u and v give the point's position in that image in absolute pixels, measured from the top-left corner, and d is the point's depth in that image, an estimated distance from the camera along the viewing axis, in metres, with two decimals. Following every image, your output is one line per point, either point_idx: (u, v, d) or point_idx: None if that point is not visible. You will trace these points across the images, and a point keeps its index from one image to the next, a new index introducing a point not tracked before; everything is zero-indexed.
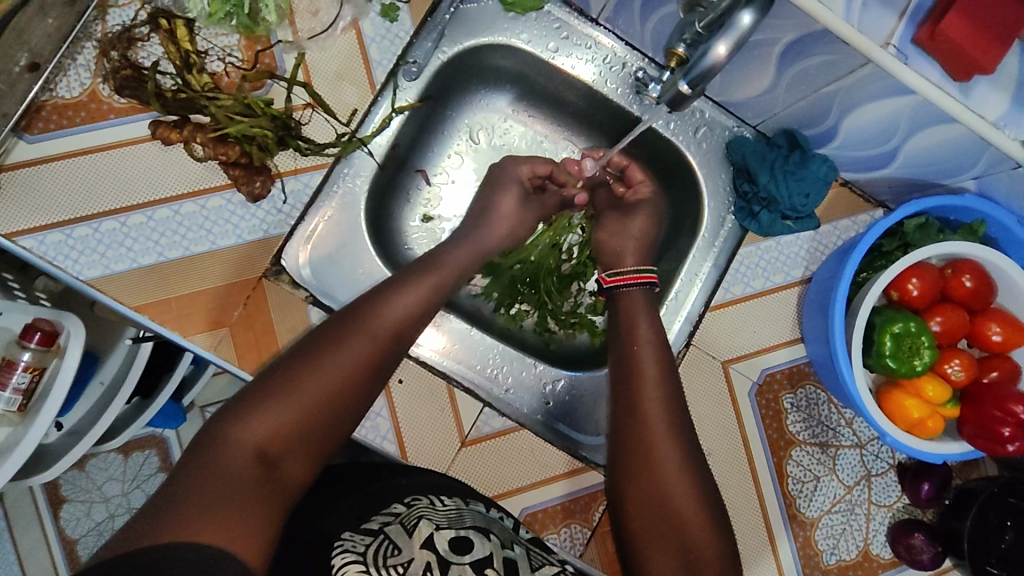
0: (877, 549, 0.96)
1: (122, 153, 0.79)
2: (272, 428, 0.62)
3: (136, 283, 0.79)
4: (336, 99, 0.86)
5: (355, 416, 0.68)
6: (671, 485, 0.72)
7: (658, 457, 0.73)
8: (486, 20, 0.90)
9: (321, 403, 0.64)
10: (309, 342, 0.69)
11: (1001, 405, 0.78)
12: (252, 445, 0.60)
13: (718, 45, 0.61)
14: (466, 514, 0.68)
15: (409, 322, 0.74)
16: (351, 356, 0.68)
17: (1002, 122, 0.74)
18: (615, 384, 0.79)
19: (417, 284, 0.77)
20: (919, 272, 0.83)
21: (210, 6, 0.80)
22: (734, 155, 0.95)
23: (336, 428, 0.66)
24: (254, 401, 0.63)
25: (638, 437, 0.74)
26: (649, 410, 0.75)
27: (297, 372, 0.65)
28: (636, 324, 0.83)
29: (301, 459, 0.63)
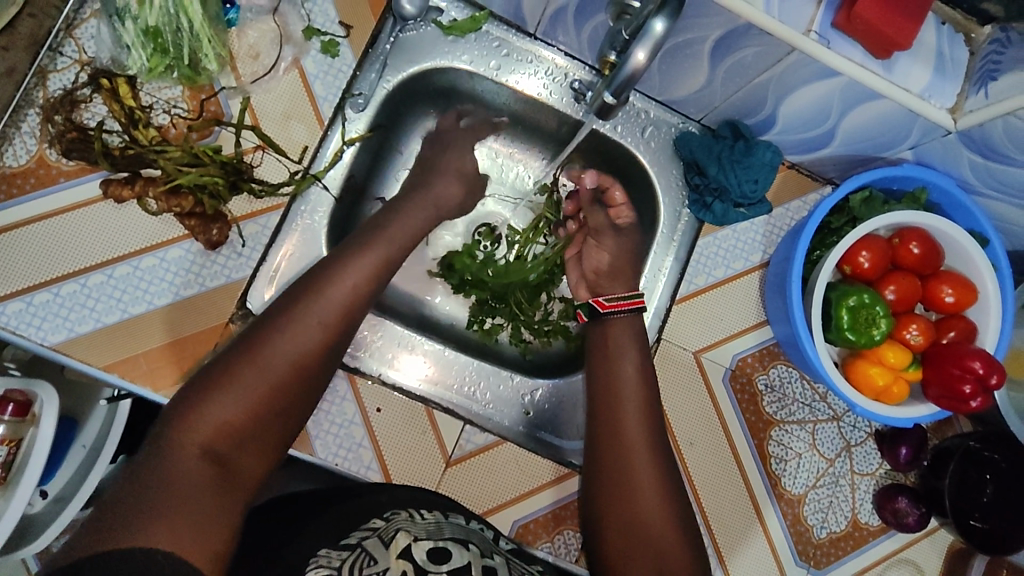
0: (866, 517, 0.99)
1: (76, 216, 0.80)
2: (219, 424, 0.62)
3: (102, 342, 0.79)
4: (285, 138, 0.87)
5: (306, 399, 0.68)
6: (655, 504, 0.74)
7: (638, 484, 0.74)
8: (427, 46, 0.92)
9: (268, 394, 0.65)
10: (249, 332, 0.68)
11: (959, 363, 0.80)
12: (199, 444, 0.61)
13: (637, 52, 0.63)
14: (446, 526, 0.70)
15: (350, 301, 0.72)
16: (292, 344, 0.67)
17: (926, 93, 0.78)
18: (595, 407, 0.81)
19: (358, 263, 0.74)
20: (868, 244, 0.85)
21: (150, 61, 0.81)
22: (682, 151, 0.97)
23: (287, 415, 0.67)
24: (199, 398, 0.63)
25: (620, 462, 0.76)
26: (632, 433, 0.77)
27: (240, 365, 0.65)
28: (619, 343, 0.85)
29: (256, 451, 0.65)
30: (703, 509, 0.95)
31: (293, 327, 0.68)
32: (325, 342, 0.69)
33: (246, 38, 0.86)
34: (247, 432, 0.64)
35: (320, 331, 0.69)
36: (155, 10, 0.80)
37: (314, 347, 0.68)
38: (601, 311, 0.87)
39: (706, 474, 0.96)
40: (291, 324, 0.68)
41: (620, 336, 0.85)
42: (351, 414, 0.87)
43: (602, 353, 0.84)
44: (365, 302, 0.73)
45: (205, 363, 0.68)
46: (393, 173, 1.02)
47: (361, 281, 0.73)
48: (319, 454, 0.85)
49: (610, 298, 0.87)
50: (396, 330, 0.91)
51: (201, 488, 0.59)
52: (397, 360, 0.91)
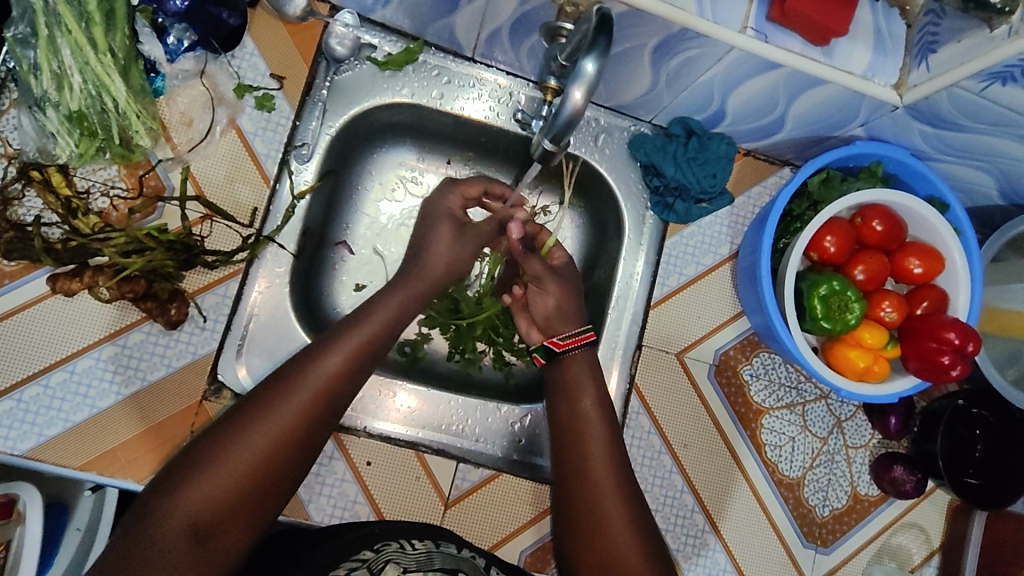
0: (865, 489, 1.00)
1: (28, 317, 0.77)
2: (211, 496, 0.61)
3: (75, 443, 0.77)
4: (232, 203, 0.85)
5: (299, 472, 0.68)
6: (625, 532, 0.72)
7: (605, 515, 0.73)
8: (365, 85, 0.89)
9: (260, 466, 0.64)
10: (248, 401, 0.68)
11: (935, 335, 0.81)
12: (189, 519, 0.60)
13: (574, 96, 0.60)
14: (436, 556, 0.72)
15: (350, 373, 0.73)
16: (289, 416, 0.67)
17: (869, 73, 0.77)
18: (559, 444, 0.81)
19: (349, 336, 0.75)
20: (831, 229, 0.86)
21: (79, 146, 0.78)
22: (637, 154, 0.96)
23: (279, 490, 0.66)
24: (189, 470, 0.62)
25: (586, 496, 0.75)
26: (596, 462, 0.77)
27: (235, 435, 0.64)
28: (578, 378, 0.84)
29: (243, 526, 0.63)
30: (706, 508, 0.95)
31: (292, 399, 0.68)
32: (325, 413, 0.70)
33: (177, 105, 0.84)
34: (230, 509, 0.62)
35: (319, 400, 0.69)
36: (76, 93, 0.76)
37: (315, 420, 0.68)
38: (557, 351, 0.86)
39: (702, 472, 0.96)
40: (292, 395, 0.68)
41: (578, 371, 0.84)
42: (342, 472, 0.86)
43: (563, 387, 0.84)
44: (357, 376, 0.74)
45: (190, 432, 0.67)
46: (351, 215, 0.99)
47: (362, 352, 0.75)
48: (315, 517, 0.85)
49: (564, 337, 0.86)
50: (373, 374, 0.90)
51: (177, 561, 0.58)
52: (381, 406, 0.89)
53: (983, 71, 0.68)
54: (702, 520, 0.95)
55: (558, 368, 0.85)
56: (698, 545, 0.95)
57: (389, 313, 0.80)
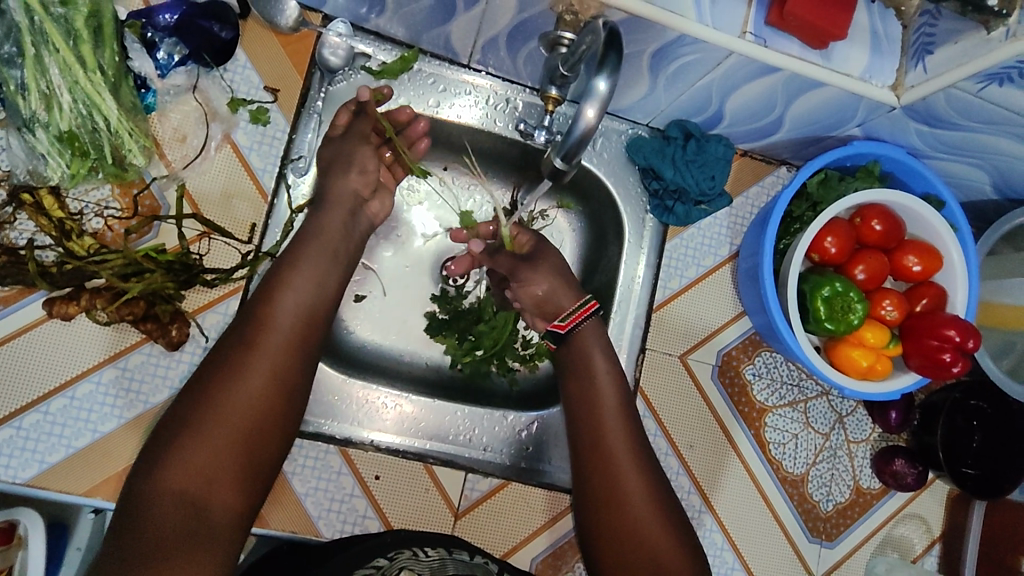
0: (867, 483, 1.01)
1: (24, 343, 0.76)
2: (192, 466, 0.63)
3: (78, 469, 0.76)
4: (230, 220, 0.83)
5: (282, 426, 0.69)
6: (647, 511, 0.75)
7: (627, 498, 0.76)
8: (361, 95, 0.88)
9: (234, 429, 0.65)
10: (214, 363, 0.69)
11: (936, 333, 0.82)
12: (173, 489, 0.61)
13: (584, 113, 0.60)
14: (450, 562, 0.72)
15: (308, 319, 0.73)
16: (257, 376, 0.68)
17: (867, 75, 0.77)
18: (572, 410, 0.83)
19: (302, 276, 0.74)
20: (832, 230, 0.86)
21: (70, 166, 0.75)
22: (636, 158, 0.96)
23: (264, 449, 0.68)
24: (171, 443, 0.64)
25: (606, 474, 0.77)
26: (617, 445, 0.78)
27: (207, 403, 0.66)
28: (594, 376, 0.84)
29: (234, 486, 0.65)
30: (713, 508, 0.96)
31: (253, 360, 0.69)
32: (290, 366, 0.71)
33: (169, 121, 0.83)
34: (219, 471, 0.64)
35: (281, 354, 0.70)
36: (65, 114, 0.73)
37: (281, 373, 0.69)
38: (562, 332, 0.86)
39: (709, 473, 0.97)
40: (252, 354, 0.69)
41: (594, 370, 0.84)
42: (350, 488, 0.86)
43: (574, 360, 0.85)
44: (317, 321, 0.74)
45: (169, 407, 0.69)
46: None
47: (318, 298, 0.75)
48: (326, 534, 0.84)
49: (564, 316, 0.87)
50: (379, 387, 0.89)
51: (176, 526, 0.60)
52: (388, 420, 0.88)
53: (981, 72, 0.69)
54: (709, 520, 0.96)
55: (569, 349, 0.86)
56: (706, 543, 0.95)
57: (342, 245, 0.80)
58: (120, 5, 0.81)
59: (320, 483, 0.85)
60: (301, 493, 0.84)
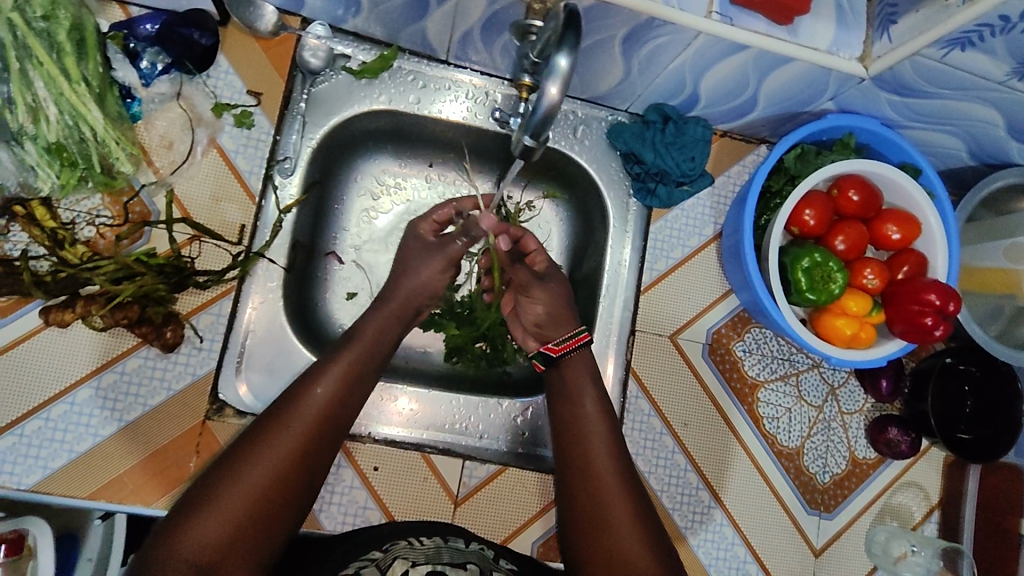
0: (862, 452, 1.02)
1: (23, 352, 0.78)
2: (208, 539, 0.60)
3: (80, 473, 0.78)
4: (219, 222, 0.85)
5: (303, 498, 0.67)
6: (633, 539, 0.72)
7: (614, 525, 0.73)
8: (342, 95, 0.90)
9: (252, 505, 0.63)
10: (243, 436, 0.68)
11: (917, 298, 0.83)
12: (192, 555, 0.59)
13: (548, 93, 0.61)
14: (444, 550, 0.73)
15: (340, 407, 0.72)
16: (287, 445, 0.67)
17: (834, 48, 0.78)
18: (563, 446, 0.81)
19: (334, 362, 0.75)
20: (809, 202, 0.88)
21: (60, 177, 0.77)
22: (616, 143, 0.98)
23: (277, 526, 0.65)
24: (194, 505, 0.62)
25: (593, 507, 0.74)
26: (601, 477, 0.76)
27: (235, 471, 0.64)
28: (577, 376, 0.85)
29: (251, 553, 0.62)
30: (710, 484, 0.97)
31: (283, 432, 0.67)
32: (320, 437, 0.69)
33: (155, 129, 0.85)
34: (237, 537, 0.61)
35: (309, 436, 0.68)
36: (53, 125, 0.75)
37: (310, 445, 0.68)
38: (555, 356, 0.86)
39: (704, 450, 0.98)
40: (280, 435, 0.67)
41: (579, 371, 0.85)
42: (350, 480, 0.87)
43: (567, 394, 0.84)
44: (349, 404, 0.73)
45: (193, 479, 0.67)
46: (339, 226, 0.98)
47: (349, 379, 0.74)
48: (327, 526, 0.86)
49: (559, 341, 0.87)
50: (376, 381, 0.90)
51: None
52: (385, 412, 0.90)
53: (943, 38, 0.70)
54: (707, 496, 0.97)
55: (561, 374, 0.85)
56: (717, 539, 0.97)
57: (375, 339, 0.80)
58: (101, 18, 0.83)
59: None
60: None
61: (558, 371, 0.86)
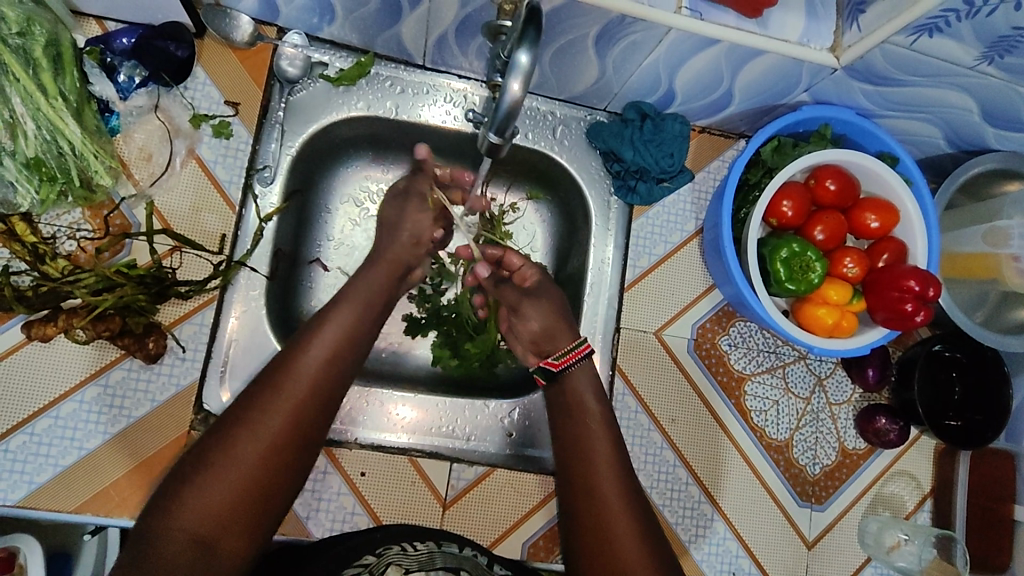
0: (852, 443, 1.02)
1: (5, 367, 0.78)
2: (210, 509, 0.61)
3: (66, 487, 0.78)
4: (200, 232, 0.86)
5: (300, 467, 0.68)
6: (620, 501, 0.75)
7: (608, 509, 0.74)
8: (321, 102, 0.90)
9: (250, 473, 0.64)
10: (235, 404, 0.68)
11: (897, 285, 0.84)
12: (188, 527, 0.60)
13: (510, 90, 0.61)
14: (438, 555, 0.73)
15: (335, 369, 0.72)
16: (281, 414, 0.67)
17: (804, 39, 0.79)
18: (558, 421, 0.84)
19: (324, 329, 0.74)
20: (787, 193, 0.88)
21: (39, 192, 0.78)
22: (595, 142, 0.98)
23: (278, 490, 0.66)
24: (187, 476, 0.63)
25: (584, 479, 0.77)
26: (596, 447, 0.79)
27: (227, 441, 0.64)
28: (576, 368, 0.86)
29: (247, 523, 0.63)
30: (700, 480, 0.97)
31: (275, 401, 0.67)
32: (313, 405, 0.69)
33: (134, 141, 0.85)
34: (235, 508, 0.62)
35: (304, 399, 0.69)
36: (31, 140, 0.76)
37: (303, 413, 0.68)
38: (556, 371, 0.86)
39: (692, 446, 0.98)
40: (273, 403, 0.67)
41: (582, 377, 0.85)
42: (338, 486, 0.87)
43: (568, 408, 0.83)
44: (341, 369, 0.73)
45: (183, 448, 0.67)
46: (322, 233, 0.98)
47: (340, 346, 0.74)
48: (316, 533, 0.86)
49: (558, 355, 0.87)
50: (361, 387, 0.90)
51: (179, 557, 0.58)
52: (371, 416, 0.90)
53: (909, 25, 0.70)
54: (697, 491, 0.97)
55: (563, 390, 0.85)
56: (708, 534, 0.97)
57: (363, 305, 0.79)
58: (78, 33, 0.84)
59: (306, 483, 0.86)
60: None
61: (556, 384, 0.86)
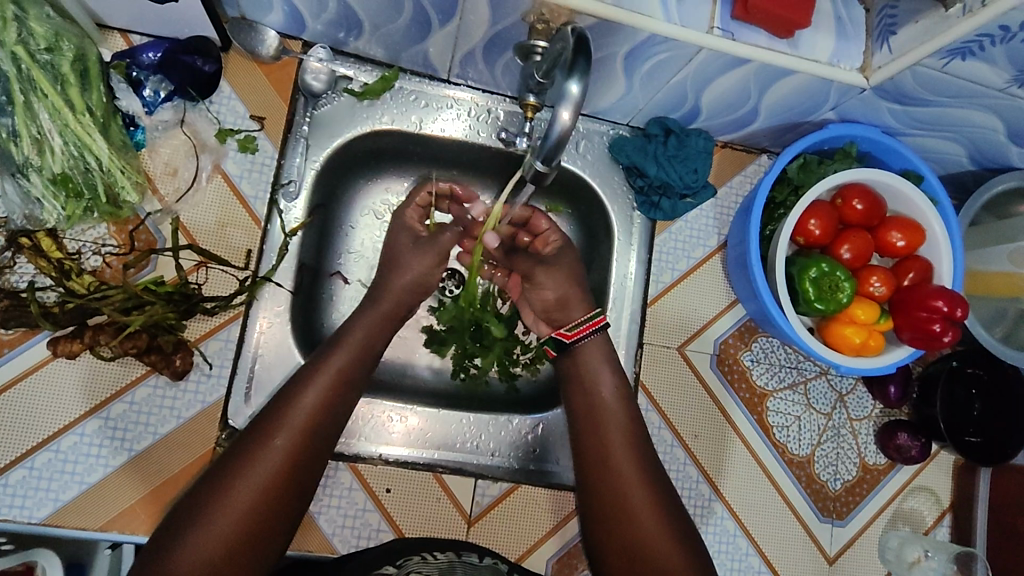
0: (873, 458, 1.02)
1: (31, 384, 0.77)
2: (202, 556, 0.62)
3: (92, 504, 0.77)
4: (226, 248, 0.85)
5: (295, 509, 0.69)
6: (654, 520, 0.76)
7: (641, 530, 0.75)
8: (345, 116, 0.90)
9: (246, 518, 0.65)
10: (231, 449, 0.69)
11: (925, 305, 0.84)
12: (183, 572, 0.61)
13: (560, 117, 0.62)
14: (458, 564, 0.74)
15: (326, 416, 0.73)
16: (275, 458, 0.68)
17: (834, 60, 0.79)
18: (579, 436, 0.82)
19: (320, 371, 0.75)
20: (815, 212, 0.88)
21: (65, 209, 0.77)
22: (619, 157, 0.98)
23: (271, 538, 0.66)
24: (182, 522, 0.64)
25: (613, 501, 0.77)
26: (621, 467, 0.78)
27: (223, 487, 0.65)
28: (594, 370, 0.85)
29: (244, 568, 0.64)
30: (723, 496, 0.97)
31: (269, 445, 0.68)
32: (307, 449, 0.70)
33: (159, 156, 0.85)
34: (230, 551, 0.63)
35: (298, 442, 0.70)
36: (58, 156, 0.75)
37: (298, 457, 0.69)
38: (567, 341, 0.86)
39: (715, 462, 0.98)
40: (266, 447, 0.68)
41: (598, 366, 0.85)
42: (363, 502, 0.87)
43: (581, 380, 0.85)
44: (335, 412, 0.74)
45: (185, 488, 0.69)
46: (345, 247, 0.98)
47: (335, 388, 0.74)
48: (342, 550, 0.86)
49: (571, 325, 0.87)
50: (383, 402, 0.90)
51: None
52: (394, 432, 0.89)
53: (943, 49, 0.70)
54: (719, 507, 0.97)
55: (586, 401, 0.84)
56: (731, 550, 0.97)
57: (360, 347, 0.79)
58: (103, 47, 0.84)
59: (332, 500, 0.86)
60: (314, 512, 0.85)
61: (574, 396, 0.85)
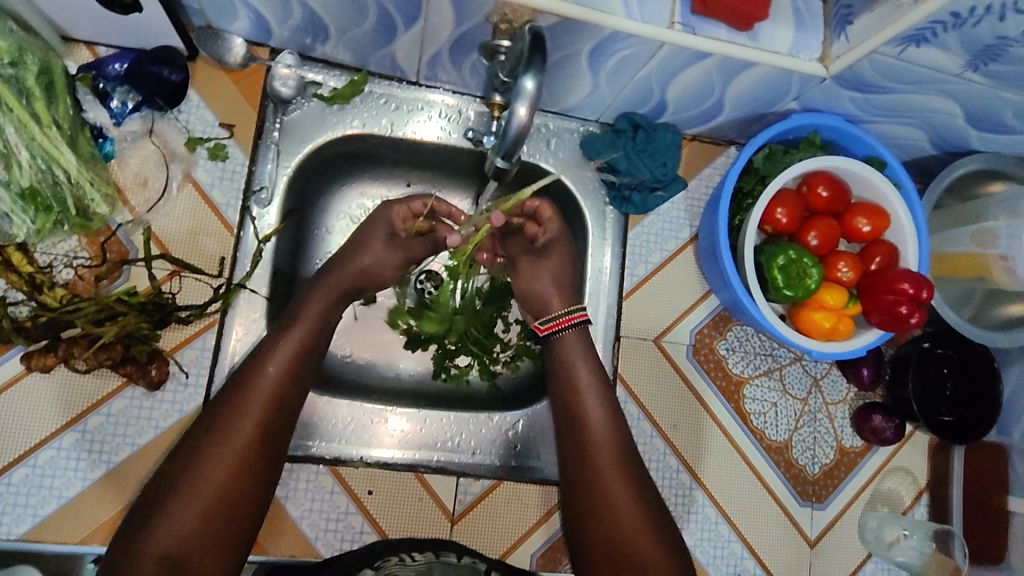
0: (849, 441, 1.04)
1: (5, 400, 0.77)
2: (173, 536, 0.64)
3: (70, 518, 0.77)
4: (199, 256, 0.85)
5: (264, 486, 0.71)
6: (632, 514, 0.77)
7: (617, 521, 0.76)
8: (315, 121, 0.90)
9: (216, 501, 0.67)
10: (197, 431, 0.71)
11: (891, 288, 0.86)
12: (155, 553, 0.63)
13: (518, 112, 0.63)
14: (436, 565, 0.74)
15: (287, 399, 0.74)
16: (238, 440, 0.69)
17: (794, 51, 0.80)
18: (563, 430, 0.83)
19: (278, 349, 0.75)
20: (781, 200, 0.90)
21: (35, 222, 0.77)
22: (589, 153, 0.99)
23: (242, 518, 0.68)
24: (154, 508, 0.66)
25: (591, 492, 0.78)
26: (602, 462, 0.79)
27: (190, 472, 0.67)
28: (574, 364, 0.85)
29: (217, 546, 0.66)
30: (704, 484, 0.99)
31: (231, 427, 0.69)
32: (269, 427, 0.71)
33: (129, 167, 0.85)
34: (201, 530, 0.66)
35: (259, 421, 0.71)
36: (25, 170, 0.75)
37: (261, 437, 0.70)
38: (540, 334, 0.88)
39: (694, 451, 0.99)
40: (227, 428, 0.69)
41: (577, 360, 0.86)
42: (345, 505, 0.87)
43: (559, 371, 0.85)
44: (296, 390, 0.75)
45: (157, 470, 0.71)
46: (320, 251, 0.98)
47: (294, 365, 0.75)
48: (325, 553, 0.86)
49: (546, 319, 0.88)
50: (362, 404, 0.90)
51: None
52: (374, 433, 0.90)
53: (897, 37, 0.72)
54: (701, 496, 0.98)
55: (565, 398, 0.84)
56: (714, 538, 0.98)
57: (316, 325, 0.79)
58: (69, 59, 0.84)
59: (314, 504, 0.86)
60: (296, 516, 0.85)
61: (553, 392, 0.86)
